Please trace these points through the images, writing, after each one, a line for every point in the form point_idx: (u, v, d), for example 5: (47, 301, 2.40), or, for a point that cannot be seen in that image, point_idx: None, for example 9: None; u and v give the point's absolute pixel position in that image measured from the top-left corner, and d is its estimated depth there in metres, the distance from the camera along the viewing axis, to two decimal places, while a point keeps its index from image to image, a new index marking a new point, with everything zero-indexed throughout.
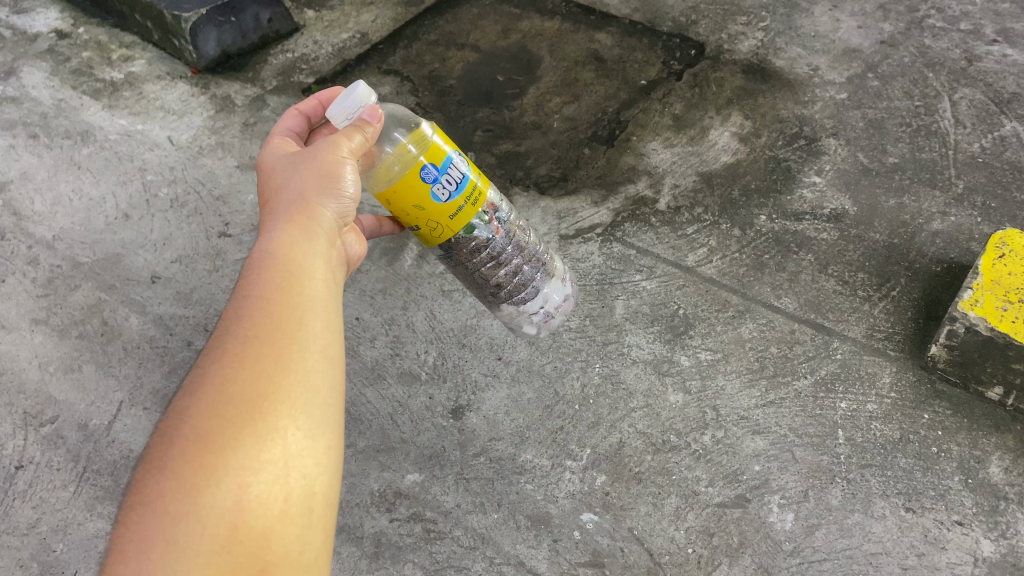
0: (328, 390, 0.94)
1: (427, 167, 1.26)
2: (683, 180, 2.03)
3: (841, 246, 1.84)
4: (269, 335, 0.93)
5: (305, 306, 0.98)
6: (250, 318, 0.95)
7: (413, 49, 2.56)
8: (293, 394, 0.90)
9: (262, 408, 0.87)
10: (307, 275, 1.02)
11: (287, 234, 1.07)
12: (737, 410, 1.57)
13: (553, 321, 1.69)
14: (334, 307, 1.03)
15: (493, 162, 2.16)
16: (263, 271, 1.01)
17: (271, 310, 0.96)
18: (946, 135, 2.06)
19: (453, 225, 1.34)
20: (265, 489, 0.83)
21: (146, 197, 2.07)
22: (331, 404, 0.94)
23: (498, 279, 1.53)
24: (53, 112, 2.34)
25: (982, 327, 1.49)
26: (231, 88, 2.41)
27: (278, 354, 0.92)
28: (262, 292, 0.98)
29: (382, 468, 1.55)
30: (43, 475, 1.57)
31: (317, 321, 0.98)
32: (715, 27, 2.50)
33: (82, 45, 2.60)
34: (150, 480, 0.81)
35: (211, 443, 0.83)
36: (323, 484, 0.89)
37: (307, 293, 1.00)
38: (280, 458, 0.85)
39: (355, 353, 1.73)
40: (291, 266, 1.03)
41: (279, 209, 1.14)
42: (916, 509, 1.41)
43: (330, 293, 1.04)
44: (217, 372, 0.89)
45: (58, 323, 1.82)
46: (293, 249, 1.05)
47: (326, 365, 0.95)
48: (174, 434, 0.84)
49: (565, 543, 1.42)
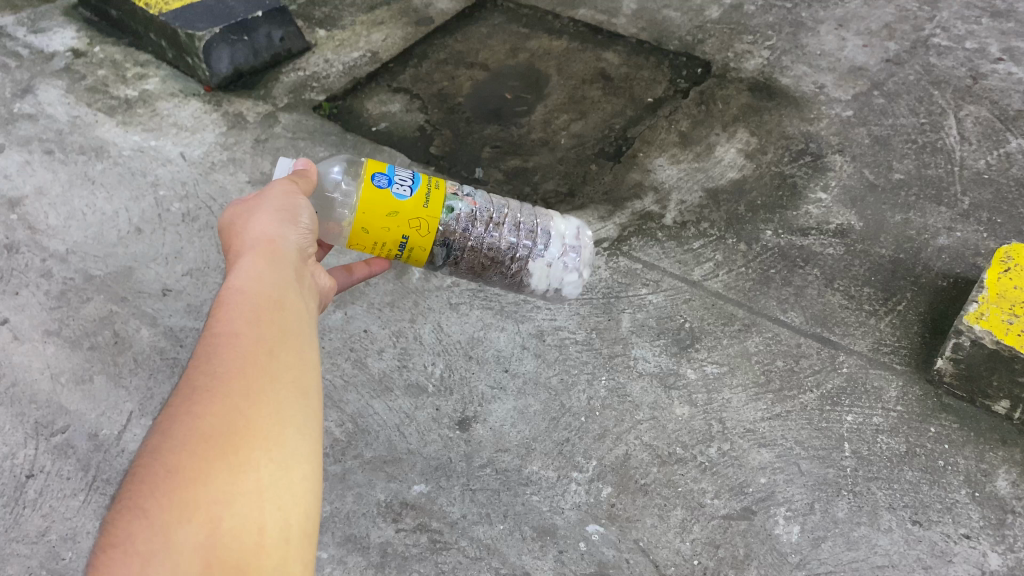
0: (303, 422, 0.92)
1: (376, 176, 1.36)
2: (689, 196, 2.04)
3: (847, 260, 1.85)
4: (239, 368, 0.91)
5: (275, 340, 0.97)
6: (219, 353, 0.92)
7: (422, 68, 2.60)
8: (266, 427, 0.87)
9: (235, 441, 0.84)
10: (276, 308, 1.02)
11: (257, 269, 1.07)
12: (742, 423, 1.57)
13: (581, 257, 1.73)
14: (306, 340, 1.02)
15: (500, 177, 2.18)
16: (236, 307, 0.99)
17: (242, 346, 0.94)
18: (952, 152, 2.07)
19: (429, 216, 1.40)
20: (241, 521, 0.79)
21: (159, 212, 2.10)
22: (305, 434, 0.91)
23: (505, 245, 1.62)
24: (69, 129, 2.38)
25: (988, 340, 1.49)
26: (243, 105, 2.45)
27: (249, 387, 0.90)
28: (231, 325, 0.96)
29: (388, 479, 1.55)
30: (53, 484, 1.58)
31: (287, 354, 0.97)
32: (722, 46, 2.52)
33: (97, 63, 2.65)
34: (120, 523, 0.76)
35: (183, 477, 0.79)
36: (303, 515, 0.86)
37: (278, 326, 0.99)
38: (255, 489, 0.82)
39: (363, 364, 1.74)
40: (261, 299, 1.02)
41: (246, 246, 1.13)
42: (923, 522, 1.41)
43: (301, 324, 1.03)
44: (186, 408, 0.85)
45: (71, 334, 1.83)
46: (263, 284, 1.04)
47: (297, 396, 0.93)
48: (144, 472, 0.79)
49: (571, 554, 1.42)
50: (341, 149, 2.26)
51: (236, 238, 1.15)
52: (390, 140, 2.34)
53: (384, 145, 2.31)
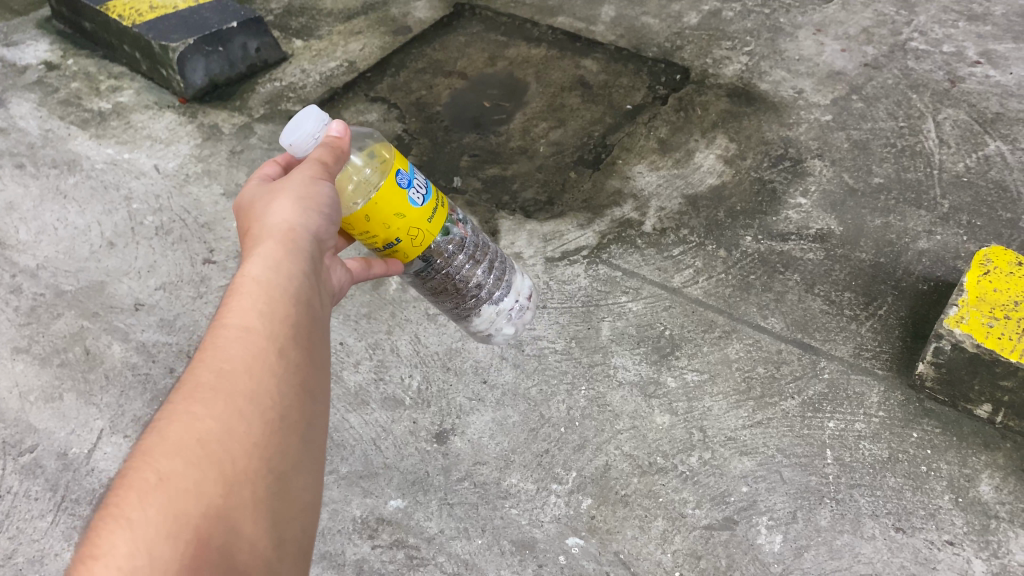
0: (306, 430, 0.88)
1: (399, 172, 1.25)
2: (669, 203, 2.03)
3: (827, 265, 1.83)
4: (247, 369, 0.86)
5: (286, 338, 0.93)
6: (229, 350, 0.88)
7: (400, 77, 2.58)
8: (269, 435, 0.83)
9: (234, 449, 0.79)
10: (292, 303, 0.97)
11: (275, 258, 1.01)
12: (724, 431, 1.55)
13: (527, 313, 1.71)
14: (316, 339, 0.98)
15: (479, 186, 2.16)
16: (248, 300, 0.94)
17: (250, 346, 0.89)
18: (931, 155, 2.07)
19: (433, 228, 1.34)
20: (229, 540, 0.74)
21: (131, 225, 2.07)
22: (308, 443, 0.87)
23: (474, 282, 1.55)
24: (40, 142, 2.35)
25: (969, 344, 1.47)
26: (218, 116, 2.43)
27: (254, 391, 0.85)
28: (242, 319, 0.92)
29: (365, 494, 1.52)
30: (20, 505, 1.55)
31: (297, 353, 0.92)
32: (700, 52, 2.52)
33: (70, 76, 2.62)
34: (102, 534, 0.69)
35: (175, 488, 0.74)
36: (294, 533, 0.82)
37: (291, 322, 0.95)
38: (250, 502, 0.77)
39: (339, 378, 1.72)
40: (276, 291, 0.97)
41: (263, 229, 1.07)
42: (906, 529, 1.39)
43: (313, 321, 0.99)
44: (185, 409, 0.81)
45: (40, 351, 1.80)
46: (280, 275, 0.99)
47: (304, 400, 0.90)
48: (134, 478, 0.74)
49: (550, 568, 1.39)
50: None
51: (256, 222, 1.09)
52: None
53: None
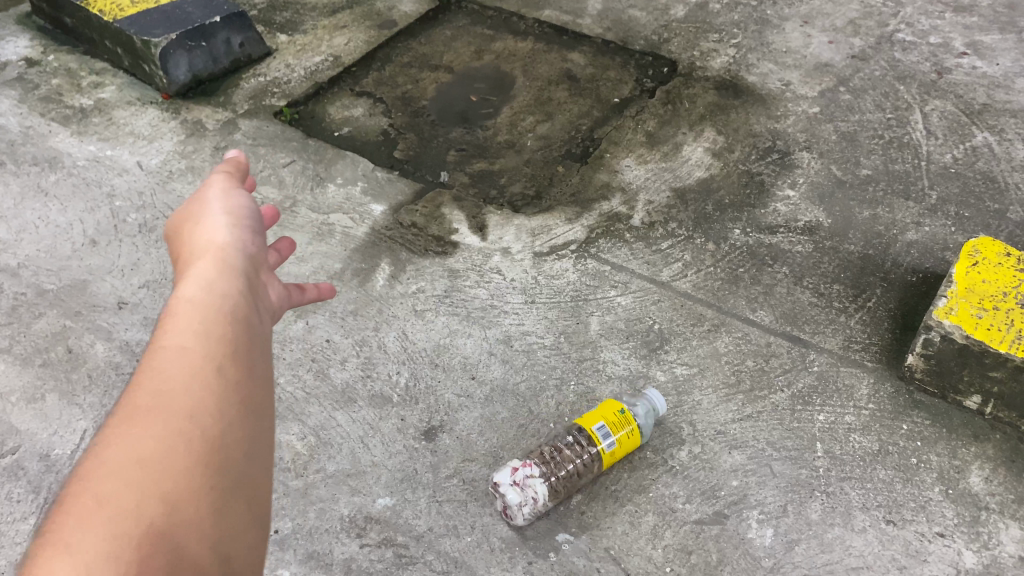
0: (255, 442, 0.82)
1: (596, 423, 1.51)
2: (657, 197, 2.02)
3: (816, 258, 1.83)
4: (184, 386, 0.82)
5: (226, 351, 0.88)
6: (164, 369, 0.83)
7: (385, 71, 2.56)
8: (212, 450, 0.77)
9: (174, 468, 0.74)
10: (231, 317, 0.92)
11: (211, 275, 0.97)
12: (713, 425, 1.54)
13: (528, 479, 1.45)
14: (261, 349, 0.92)
15: (466, 181, 2.14)
16: (184, 318, 0.90)
17: (187, 363, 0.84)
18: (918, 147, 2.07)
19: (632, 442, 1.49)
20: (175, 559, 0.67)
21: (114, 223, 2.04)
22: (257, 459, 0.81)
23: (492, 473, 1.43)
24: (21, 140, 2.31)
25: (958, 335, 1.46)
26: (202, 112, 2.40)
27: (193, 407, 0.80)
28: (178, 340, 0.87)
29: (352, 493, 1.50)
30: (2, 508, 1.52)
31: (239, 365, 0.87)
32: (687, 45, 2.51)
33: (51, 72, 2.58)
34: (39, 566, 0.64)
35: (113, 513, 0.68)
36: (248, 554, 0.74)
37: (229, 333, 0.90)
38: (195, 521, 0.71)
39: (325, 375, 1.70)
40: (214, 306, 0.92)
41: (198, 249, 1.04)
42: (897, 522, 1.38)
43: (257, 333, 0.94)
44: (119, 430, 0.76)
45: (22, 351, 1.77)
46: (216, 292, 0.95)
47: (250, 411, 0.84)
48: (68, 508, 0.69)
49: (540, 565, 1.38)
50: (303, 155, 2.22)
51: (189, 241, 1.06)
52: (354, 146, 2.29)
53: (347, 149, 2.26)
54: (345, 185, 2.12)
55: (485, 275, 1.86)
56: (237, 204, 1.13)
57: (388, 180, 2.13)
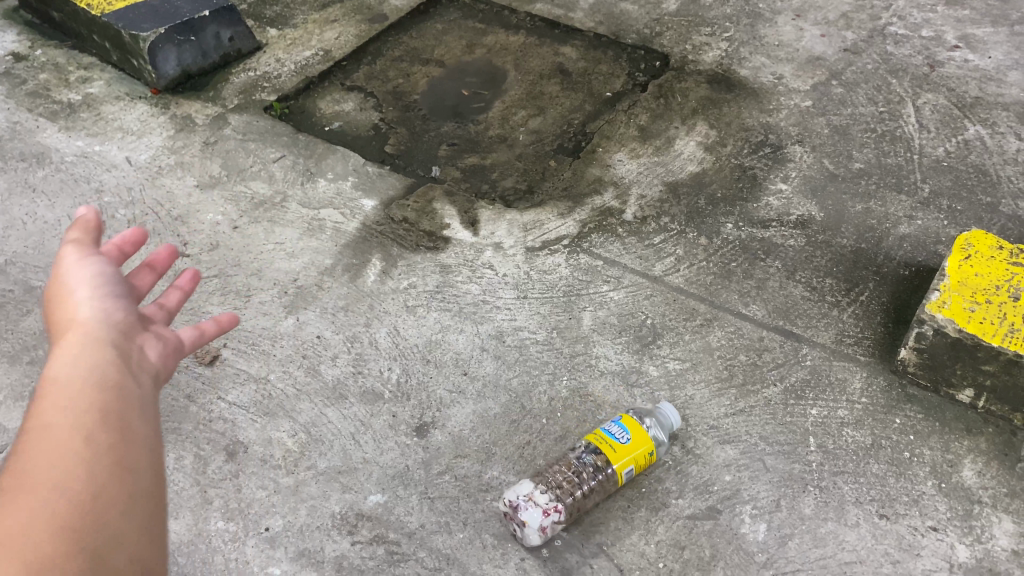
0: (132, 503, 0.77)
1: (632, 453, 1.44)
2: (650, 191, 2.01)
3: (808, 252, 1.82)
4: (46, 460, 0.76)
5: (93, 421, 0.83)
6: (23, 450, 0.78)
7: (376, 66, 2.54)
8: (80, 515, 0.72)
9: (39, 536, 0.68)
10: (98, 390, 0.87)
11: (75, 352, 0.92)
12: (706, 419, 1.54)
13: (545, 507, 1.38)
14: (135, 417, 0.87)
15: (457, 176, 2.13)
16: (45, 397, 0.84)
17: (49, 439, 0.79)
18: (910, 140, 2.06)
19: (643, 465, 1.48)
20: None
21: (103, 219, 2.03)
22: (134, 520, 0.76)
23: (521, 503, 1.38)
24: (8, 135, 2.29)
25: (951, 329, 1.46)
26: (191, 107, 2.38)
27: (56, 477, 0.75)
28: (39, 421, 0.81)
29: (343, 489, 1.49)
30: None
31: (106, 433, 0.82)
32: (679, 38, 2.50)
33: (39, 67, 2.56)
34: None
35: None
36: None
37: (97, 404, 0.85)
38: None
39: (316, 371, 1.69)
40: (79, 383, 0.87)
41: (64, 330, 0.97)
42: (890, 516, 1.38)
43: (131, 403, 0.89)
44: None
45: (9, 348, 1.76)
46: (83, 367, 0.90)
47: (123, 474, 0.79)
48: None
49: (533, 562, 1.37)
50: (293, 150, 2.20)
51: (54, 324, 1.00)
52: (344, 140, 2.27)
53: (338, 144, 2.24)
54: (335, 180, 2.11)
55: (477, 270, 1.85)
56: (103, 274, 1.07)
57: (378, 175, 2.12)
